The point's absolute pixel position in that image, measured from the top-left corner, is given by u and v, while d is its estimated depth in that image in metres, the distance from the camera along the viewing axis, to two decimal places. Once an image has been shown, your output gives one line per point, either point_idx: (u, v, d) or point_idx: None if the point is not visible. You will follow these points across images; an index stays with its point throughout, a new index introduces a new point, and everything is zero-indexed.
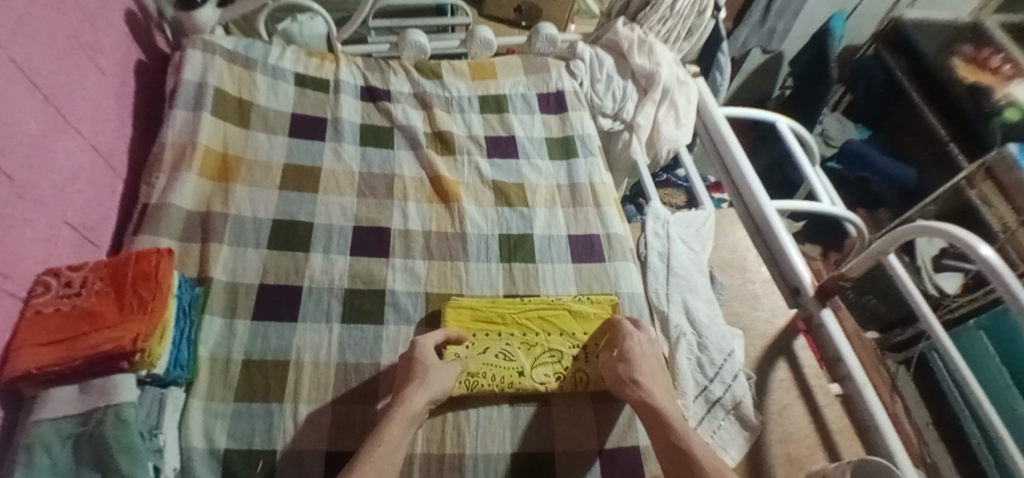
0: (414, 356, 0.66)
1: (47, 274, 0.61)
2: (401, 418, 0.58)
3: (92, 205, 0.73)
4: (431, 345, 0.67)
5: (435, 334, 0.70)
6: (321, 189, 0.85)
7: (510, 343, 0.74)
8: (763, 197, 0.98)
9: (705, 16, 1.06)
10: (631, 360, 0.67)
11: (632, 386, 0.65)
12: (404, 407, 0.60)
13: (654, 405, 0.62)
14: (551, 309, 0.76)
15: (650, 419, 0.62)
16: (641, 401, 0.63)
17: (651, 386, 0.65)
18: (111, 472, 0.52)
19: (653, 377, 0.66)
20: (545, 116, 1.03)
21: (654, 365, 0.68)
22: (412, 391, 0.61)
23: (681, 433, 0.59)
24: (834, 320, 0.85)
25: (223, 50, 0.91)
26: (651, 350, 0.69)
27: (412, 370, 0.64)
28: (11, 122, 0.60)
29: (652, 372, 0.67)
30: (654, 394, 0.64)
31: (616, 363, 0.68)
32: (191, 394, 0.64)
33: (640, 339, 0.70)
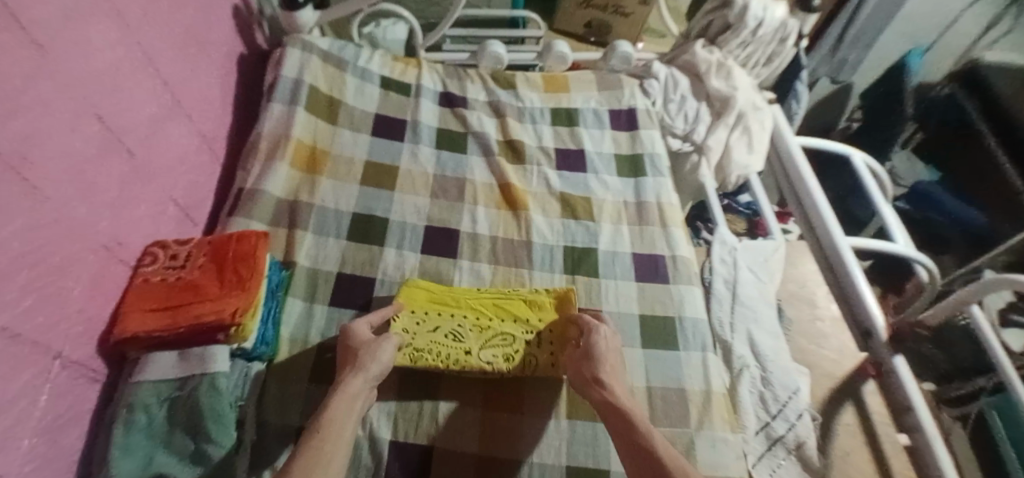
0: (348, 342, 0.65)
1: (155, 246, 0.65)
2: (343, 398, 0.57)
3: (194, 187, 0.78)
4: (365, 330, 0.67)
5: (374, 318, 0.70)
6: (397, 187, 0.89)
7: (462, 325, 0.74)
8: (837, 232, 0.94)
9: (787, 43, 1.04)
10: (598, 359, 0.66)
11: (601, 381, 0.64)
12: (342, 389, 0.59)
13: (617, 402, 0.62)
14: (506, 297, 0.77)
15: (609, 417, 0.61)
16: (607, 398, 0.62)
17: (614, 383, 0.64)
18: (201, 436, 0.57)
19: (616, 374, 0.66)
20: (616, 132, 1.03)
21: (613, 363, 0.67)
22: (350, 377, 0.60)
23: (643, 430, 0.58)
24: (906, 368, 0.82)
25: (317, 49, 0.97)
26: (614, 349, 0.68)
27: (353, 354, 0.64)
28: (135, 105, 0.65)
29: (615, 371, 0.66)
30: (615, 390, 0.63)
31: (583, 361, 0.67)
32: (270, 369, 0.67)
33: (606, 336, 0.69)
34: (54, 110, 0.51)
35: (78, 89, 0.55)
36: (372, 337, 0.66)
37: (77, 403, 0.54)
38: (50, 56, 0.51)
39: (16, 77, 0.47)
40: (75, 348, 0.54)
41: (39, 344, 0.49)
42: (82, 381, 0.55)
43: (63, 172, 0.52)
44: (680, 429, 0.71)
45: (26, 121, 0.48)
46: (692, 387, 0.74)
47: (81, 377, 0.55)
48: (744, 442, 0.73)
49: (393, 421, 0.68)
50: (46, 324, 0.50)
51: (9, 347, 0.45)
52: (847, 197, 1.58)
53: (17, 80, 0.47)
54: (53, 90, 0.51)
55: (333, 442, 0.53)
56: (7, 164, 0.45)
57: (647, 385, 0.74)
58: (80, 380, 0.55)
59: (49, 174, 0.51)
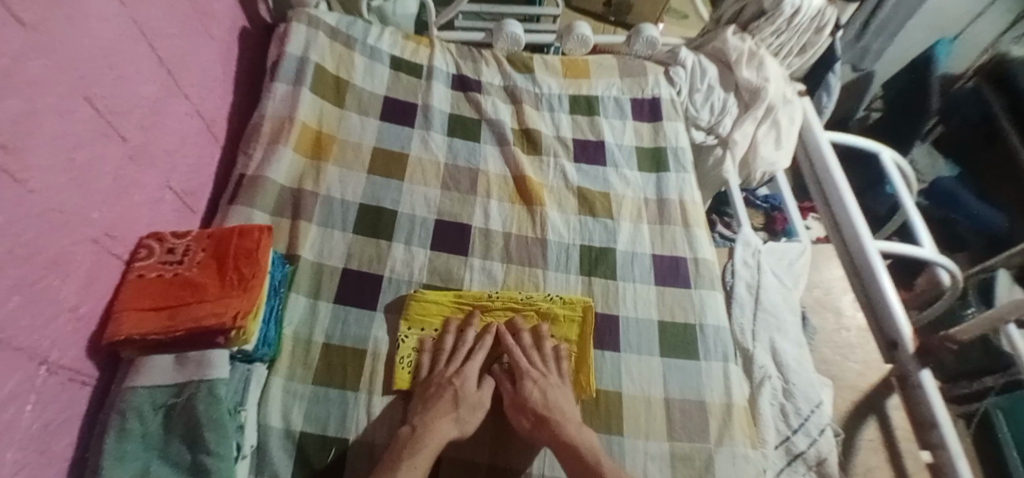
0: (452, 381, 0.66)
1: (151, 238, 0.61)
2: (430, 447, 0.59)
3: (193, 172, 0.74)
4: (472, 370, 0.68)
5: (480, 353, 0.70)
6: (407, 178, 0.84)
7: (472, 340, 0.72)
8: (866, 236, 0.90)
9: (823, 33, 0.98)
10: (552, 399, 0.66)
11: (551, 411, 0.64)
12: (429, 438, 0.60)
13: (549, 415, 0.64)
14: (516, 306, 0.74)
15: (565, 455, 0.62)
16: (559, 433, 0.63)
17: (567, 409, 0.66)
18: (199, 446, 0.53)
19: (568, 408, 0.66)
20: (637, 123, 0.98)
21: (563, 398, 0.66)
22: (444, 420, 0.62)
23: (598, 468, 0.60)
24: (932, 382, 0.79)
25: (324, 25, 0.91)
26: (561, 388, 0.68)
27: (450, 394, 0.65)
28: (130, 85, 0.60)
29: (568, 404, 0.66)
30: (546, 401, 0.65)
31: (518, 395, 0.67)
32: (273, 372, 0.65)
33: (551, 378, 0.68)
34: (42, 92, 0.47)
35: (68, 68, 0.50)
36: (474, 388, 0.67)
37: (68, 408, 0.51)
38: (36, 32, 0.46)
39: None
40: (64, 350, 0.51)
41: (25, 347, 0.45)
42: (71, 384, 0.52)
43: (51, 161, 0.48)
44: (698, 444, 0.68)
45: (9, 106, 0.43)
46: (713, 399, 0.71)
47: (72, 381, 0.52)
48: (765, 458, 0.70)
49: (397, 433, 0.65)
50: (33, 326, 0.46)
51: None
52: (868, 190, 1.53)
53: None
54: (41, 70, 0.47)
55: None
56: None
57: (665, 395, 0.71)
58: (70, 383, 0.52)
59: (36, 163, 0.46)
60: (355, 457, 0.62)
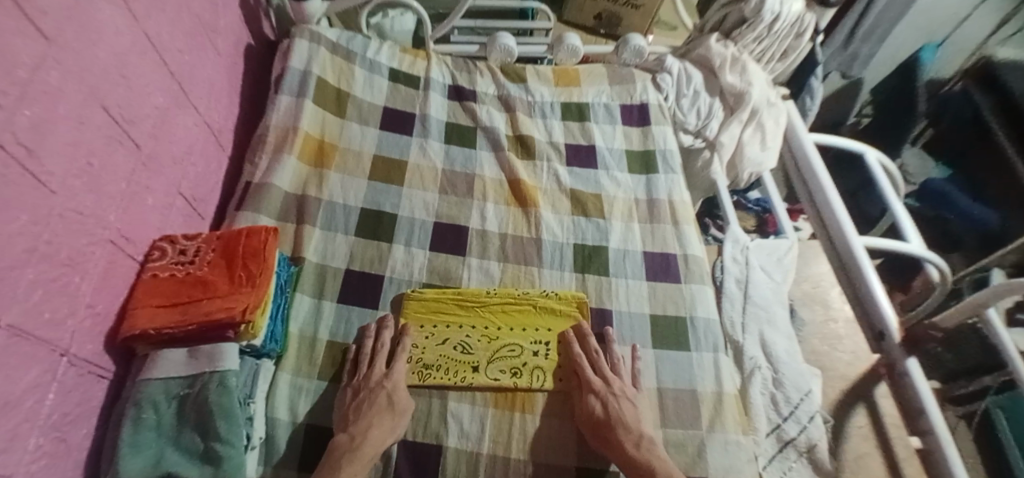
0: (379, 385, 0.66)
1: (163, 240, 0.64)
2: (363, 457, 0.59)
3: (201, 180, 0.77)
4: (395, 371, 0.68)
5: (400, 354, 0.70)
6: (406, 182, 0.87)
7: (470, 336, 0.74)
8: (851, 231, 0.93)
9: (803, 39, 1.03)
10: (615, 410, 0.66)
11: (618, 426, 0.65)
12: (361, 445, 0.60)
13: (612, 423, 0.65)
14: (515, 303, 0.77)
15: (634, 472, 0.62)
16: (624, 447, 0.64)
17: (633, 420, 0.66)
18: (211, 435, 0.56)
19: (636, 421, 0.66)
20: (627, 128, 1.02)
21: (625, 408, 0.67)
22: (378, 428, 0.62)
23: None
24: (919, 370, 0.81)
25: (326, 40, 0.95)
26: (626, 397, 0.68)
27: (374, 403, 0.64)
28: (142, 96, 0.64)
29: (637, 417, 0.67)
30: (619, 406, 0.67)
31: (587, 409, 0.67)
32: (280, 367, 0.68)
33: (612, 392, 0.68)
34: (60, 101, 0.50)
35: (83, 78, 0.54)
36: (399, 386, 0.66)
37: (85, 400, 0.54)
38: (55, 45, 0.50)
39: (21, 68, 0.45)
40: (82, 344, 0.53)
41: (47, 339, 0.48)
42: (88, 377, 0.54)
43: (69, 165, 0.51)
44: (692, 431, 0.70)
45: (32, 113, 0.47)
46: (705, 389, 0.73)
47: (89, 374, 0.55)
48: (756, 444, 0.73)
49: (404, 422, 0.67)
50: (53, 319, 0.49)
51: (16, 343, 0.45)
52: (858, 193, 1.56)
53: (23, 70, 0.46)
54: (60, 80, 0.50)
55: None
56: (12, 157, 0.44)
57: (658, 385, 0.74)
58: (87, 376, 0.54)
59: (55, 166, 0.50)
60: None
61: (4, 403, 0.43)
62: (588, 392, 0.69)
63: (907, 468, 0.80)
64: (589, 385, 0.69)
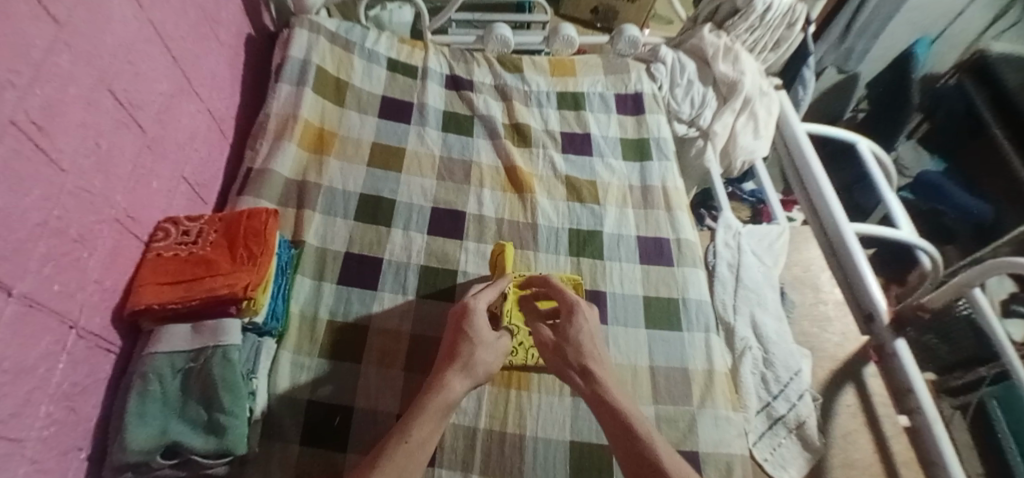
0: (464, 328, 0.64)
1: (166, 222, 0.66)
2: (436, 408, 0.57)
3: (204, 165, 0.79)
4: (484, 309, 0.67)
5: (489, 293, 0.68)
6: (404, 169, 0.89)
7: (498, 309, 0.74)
8: (842, 218, 0.95)
9: (795, 29, 1.04)
10: (572, 337, 0.65)
11: (572, 350, 0.64)
12: (444, 391, 0.59)
13: (569, 346, 0.65)
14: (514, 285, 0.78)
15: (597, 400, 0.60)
16: (587, 370, 0.63)
17: (599, 367, 0.63)
18: (215, 407, 0.57)
19: (592, 346, 0.65)
20: (622, 117, 1.03)
21: (583, 329, 0.66)
22: (455, 376, 0.60)
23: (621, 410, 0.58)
24: (908, 351, 0.84)
25: (325, 30, 0.97)
26: (586, 320, 0.67)
27: (457, 350, 0.62)
28: (147, 80, 0.65)
29: (593, 340, 0.65)
30: (580, 325, 0.66)
31: (566, 342, 0.65)
32: (282, 345, 0.69)
33: (585, 315, 0.67)
34: (70, 83, 0.52)
35: (92, 61, 0.55)
36: (489, 331, 0.64)
37: (95, 373, 0.56)
38: (65, 28, 0.51)
39: (34, 49, 0.47)
40: (92, 318, 0.55)
41: (57, 311, 0.50)
42: (97, 351, 0.56)
43: (78, 145, 0.53)
44: (682, 407, 0.72)
45: (43, 93, 0.48)
46: (696, 366, 0.75)
47: (98, 348, 0.57)
48: (746, 421, 0.75)
49: (403, 397, 0.69)
50: (64, 293, 0.51)
51: (28, 313, 0.46)
52: (853, 187, 1.57)
53: (36, 51, 0.48)
54: (70, 63, 0.52)
55: (409, 458, 0.54)
56: (25, 133, 0.46)
57: (651, 363, 0.76)
58: (97, 350, 0.56)
59: (65, 145, 0.51)
60: (359, 423, 0.66)
61: (17, 369, 0.45)
62: (570, 318, 0.67)
63: (895, 446, 0.83)
64: (571, 308, 0.68)
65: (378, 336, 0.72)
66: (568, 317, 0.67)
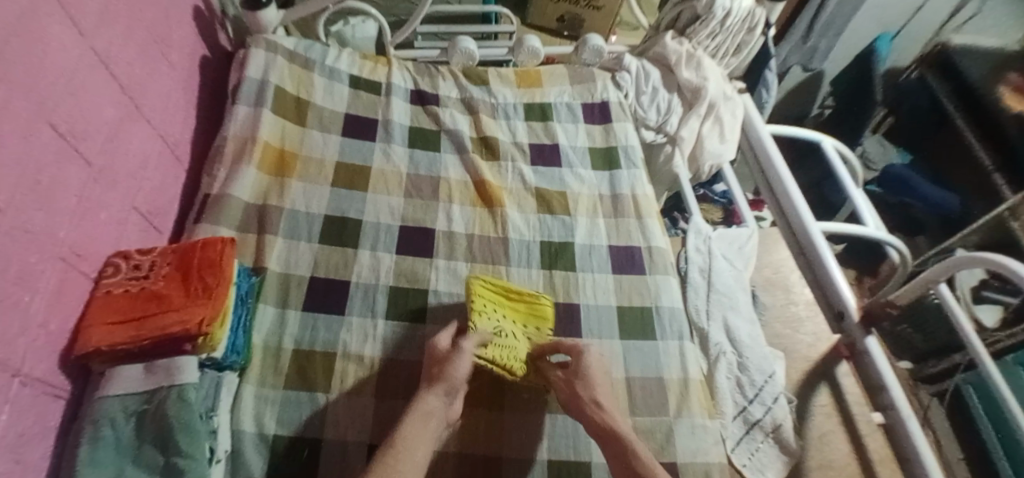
0: (435, 360, 0.66)
1: (116, 256, 0.63)
2: (417, 417, 0.59)
3: (157, 193, 0.76)
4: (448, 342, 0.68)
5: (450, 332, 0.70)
6: (370, 188, 0.88)
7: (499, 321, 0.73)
8: (808, 218, 0.96)
9: (755, 33, 1.05)
10: (583, 373, 0.67)
11: (581, 384, 0.66)
12: (419, 406, 0.61)
13: (585, 379, 0.67)
14: (501, 293, 0.76)
15: (599, 434, 0.62)
16: (595, 404, 0.64)
17: (608, 402, 0.65)
18: (172, 450, 0.55)
19: (603, 381, 0.67)
20: (589, 126, 1.03)
21: (595, 367, 0.68)
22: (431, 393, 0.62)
23: (626, 444, 0.60)
24: (879, 348, 0.85)
25: (284, 49, 0.95)
26: (597, 357, 0.69)
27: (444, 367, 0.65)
28: (90, 109, 0.62)
29: (603, 374, 0.68)
30: (592, 358, 0.69)
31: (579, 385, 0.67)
32: (245, 378, 0.67)
33: (596, 356, 0.69)
34: (2, 117, 0.49)
35: (28, 92, 0.53)
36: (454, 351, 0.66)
37: (41, 421, 0.53)
38: None
39: None
40: (36, 363, 0.52)
41: None
42: (43, 396, 0.53)
43: (14, 182, 0.50)
44: (659, 418, 0.72)
45: None
46: (671, 375, 0.75)
47: (45, 394, 0.54)
48: (724, 428, 0.75)
49: (373, 426, 0.67)
50: (2, 339, 0.48)
51: None
52: (821, 184, 1.59)
53: None
54: (2, 96, 0.49)
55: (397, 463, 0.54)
56: None
57: (626, 374, 0.75)
58: (43, 395, 0.53)
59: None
60: (328, 455, 0.64)
61: None
62: (579, 352, 0.69)
63: (871, 443, 0.83)
64: (579, 350, 0.70)
65: (347, 362, 0.71)
66: (576, 358, 0.69)
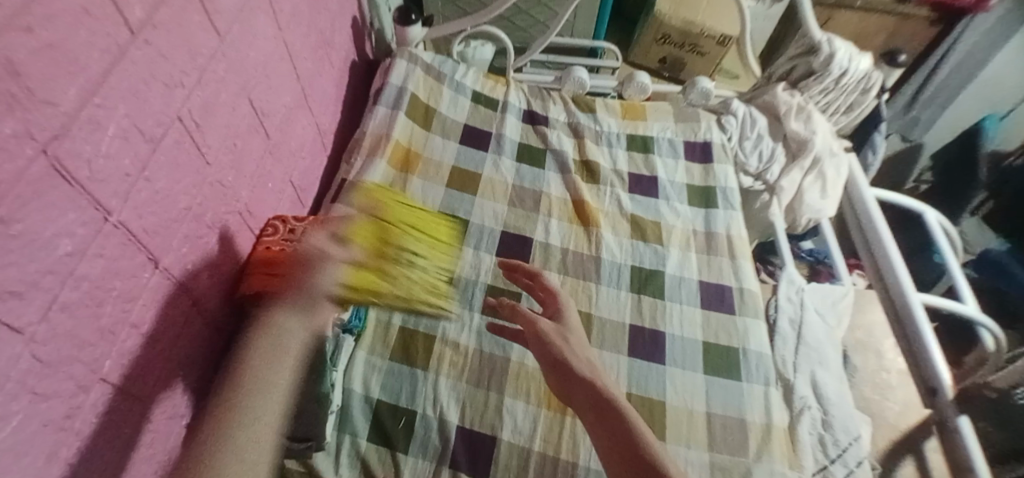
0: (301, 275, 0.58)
1: (275, 219, 0.72)
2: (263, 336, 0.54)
3: (307, 172, 0.86)
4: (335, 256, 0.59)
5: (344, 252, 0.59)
6: (479, 192, 0.95)
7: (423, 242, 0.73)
8: (908, 286, 0.94)
9: (869, 94, 1.06)
10: (552, 343, 0.60)
11: (551, 349, 0.60)
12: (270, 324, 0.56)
13: (551, 351, 0.60)
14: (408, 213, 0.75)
15: (585, 405, 0.54)
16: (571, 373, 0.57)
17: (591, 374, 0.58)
18: (302, 391, 0.62)
19: (569, 349, 0.60)
20: (689, 163, 1.06)
21: (557, 338, 0.61)
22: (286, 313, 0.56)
23: (619, 411, 0.53)
24: (970, 430, 0.81)
25: (422, 61, 1.05)
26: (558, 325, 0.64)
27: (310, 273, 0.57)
28: (274, 93, 0.72)
29: (567, 343, 0.61)
30: (546, 328, 0.62)
31: (559, 344, 0.61)
32: (358, 344, 0.74)
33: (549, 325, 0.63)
34: (221, 89, 0.59)
35: (239, 73, 0.63)
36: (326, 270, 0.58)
37: (205, 350, 0.62)
38: (225, 42, 0.59)
39: (201, 56, 0.54)
40: (209, 298, 0.61)
41: (186, 288, 0.56)
42: (211, 328, 0.63)
43: (220, 144, 0.60)
44: (737, 457, 0.72)
45: (203, 96, 0.55)
46: (753, 418, 0.76)
47: (211, 327, 0.63)
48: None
49: (463, 409, 0.71)
50: (192, 272, 0.57)
51: (165, 286, 0.52)
52: (916, 255, 1.52)
53: (201, 58, 0.54)
54: (224, 72, 0.59)
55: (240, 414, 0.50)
56: (186, 128, 0.52)
57: (707, 409, 0.76)
58: (209, 328, 0.62)
59: (212, 143, 0.58)
60: (421, 429, 0.68)
61: (150, 336, 0.51)
62: (538, 323, 0.63)
63: None
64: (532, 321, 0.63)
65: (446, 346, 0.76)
66: (533, 327, 0.63)
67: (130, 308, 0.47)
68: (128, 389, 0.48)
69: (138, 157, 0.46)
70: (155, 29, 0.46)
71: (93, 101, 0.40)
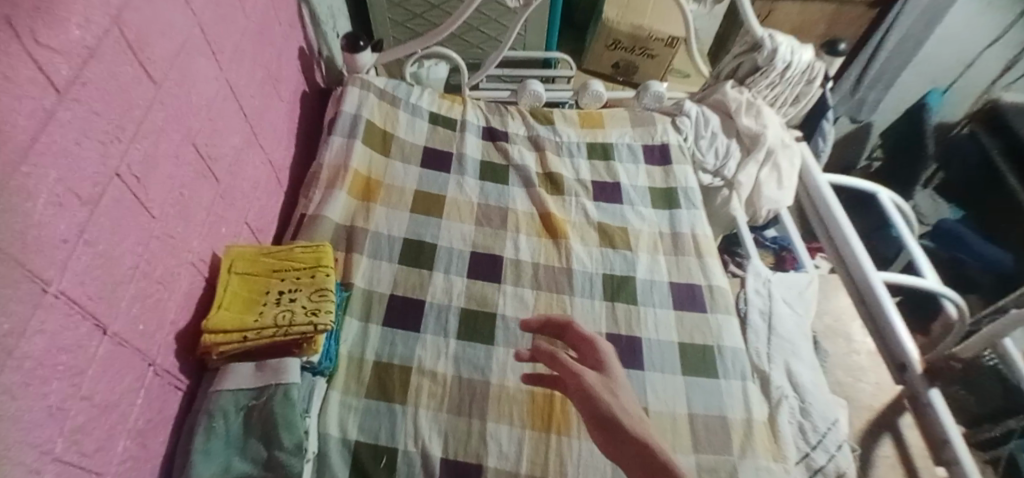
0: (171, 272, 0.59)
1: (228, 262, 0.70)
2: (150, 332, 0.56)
3: (263, 212, 0.84)
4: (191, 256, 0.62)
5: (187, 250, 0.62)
6: (444, 214, 0.94)
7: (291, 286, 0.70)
8: (869, 267, 0.97)
9: (814, 84, 1.10)
10: (598, 398, 0.62)
11: (598, 404, 0.61)
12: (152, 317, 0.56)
13: (597, 404, 0.61)
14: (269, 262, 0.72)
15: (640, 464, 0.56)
16: (624, 429, 0.59)
17: (642, 430, 0.59)
18: (274, 443, 0.61)
19: (619, 402, 0.62)
20: (649, 167, 1.08)
21: (606, 393, 0.62)
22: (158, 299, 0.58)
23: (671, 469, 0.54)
24: (942, 402, 0.83)
25: (374, 87, 1.04)
26: (608, 377, 0.65)
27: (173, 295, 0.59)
28: (221, 136, 0.70)
29: (618, 396, 0.63)
30: (592, 381, 0.64)
31: (606, 398, 0.62)
32: (331, 385, 0.72)
33: (596, 378, 0.64)
34: (162, 138, 0.56)
35: (180, 120, 0.60)
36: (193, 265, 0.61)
37: (167, 411, 0.59)
38: (163, 90, 0.57)
39: (137, 108, 0.52)
40: (166, 357, 0.58)
41: (139, 350, 0.53)
42: (171, 388, 0.60)
43: (165, 195, 0.57)
44: (723, 456, 0.73)
45: (142, 148, 0.53)
46: (735, 416, 0.76)
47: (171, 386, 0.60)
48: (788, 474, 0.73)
49: (446, 440, 0.70)
50: (145, 332, 0.54)
51: (117, 351, 0.50)
52: (874, 233, 1.58)
53: (137, 110, 0.52)
54: (164, 120, 0.57)
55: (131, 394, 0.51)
56: (126, 184, 0.50)
57: (689, 410, 0.77)
58: (168, 387, 0.59)
59: (156, 196, 0.56)
60: (405, 466, 0.66)
61: (104, 406, 0.48)
62: (581, 376, 0.64)
63: None
64: (577, 374, 0.65)
65: (423, 377, 0.74)
66: (577, 379, 0.64)
67: (80, 380, 0.45)
68: (85, 466, 0.46)
69: (75, 221, 0.43)
70: (83, 85, 0.44)
71: (21, 170, 0.37)
